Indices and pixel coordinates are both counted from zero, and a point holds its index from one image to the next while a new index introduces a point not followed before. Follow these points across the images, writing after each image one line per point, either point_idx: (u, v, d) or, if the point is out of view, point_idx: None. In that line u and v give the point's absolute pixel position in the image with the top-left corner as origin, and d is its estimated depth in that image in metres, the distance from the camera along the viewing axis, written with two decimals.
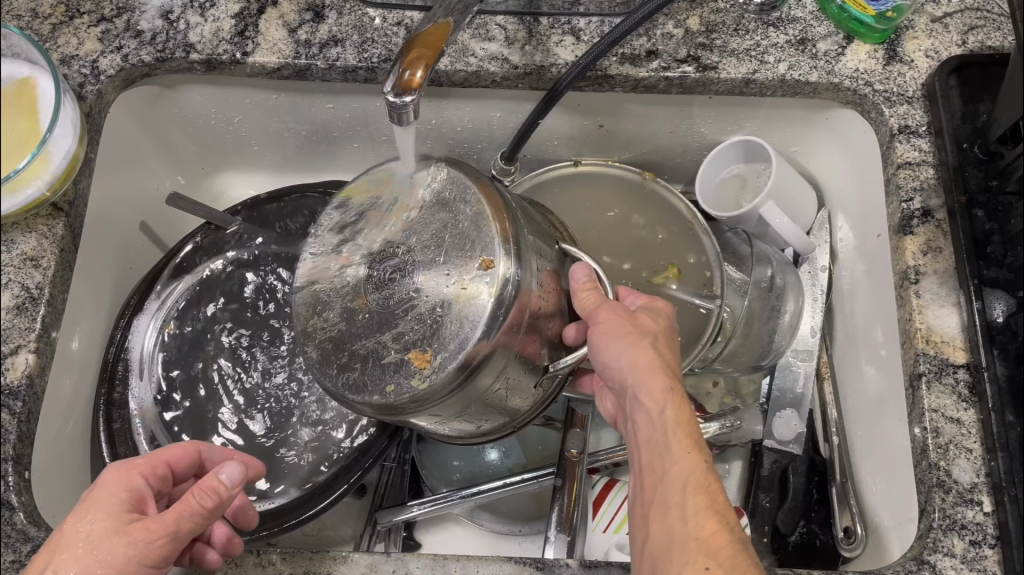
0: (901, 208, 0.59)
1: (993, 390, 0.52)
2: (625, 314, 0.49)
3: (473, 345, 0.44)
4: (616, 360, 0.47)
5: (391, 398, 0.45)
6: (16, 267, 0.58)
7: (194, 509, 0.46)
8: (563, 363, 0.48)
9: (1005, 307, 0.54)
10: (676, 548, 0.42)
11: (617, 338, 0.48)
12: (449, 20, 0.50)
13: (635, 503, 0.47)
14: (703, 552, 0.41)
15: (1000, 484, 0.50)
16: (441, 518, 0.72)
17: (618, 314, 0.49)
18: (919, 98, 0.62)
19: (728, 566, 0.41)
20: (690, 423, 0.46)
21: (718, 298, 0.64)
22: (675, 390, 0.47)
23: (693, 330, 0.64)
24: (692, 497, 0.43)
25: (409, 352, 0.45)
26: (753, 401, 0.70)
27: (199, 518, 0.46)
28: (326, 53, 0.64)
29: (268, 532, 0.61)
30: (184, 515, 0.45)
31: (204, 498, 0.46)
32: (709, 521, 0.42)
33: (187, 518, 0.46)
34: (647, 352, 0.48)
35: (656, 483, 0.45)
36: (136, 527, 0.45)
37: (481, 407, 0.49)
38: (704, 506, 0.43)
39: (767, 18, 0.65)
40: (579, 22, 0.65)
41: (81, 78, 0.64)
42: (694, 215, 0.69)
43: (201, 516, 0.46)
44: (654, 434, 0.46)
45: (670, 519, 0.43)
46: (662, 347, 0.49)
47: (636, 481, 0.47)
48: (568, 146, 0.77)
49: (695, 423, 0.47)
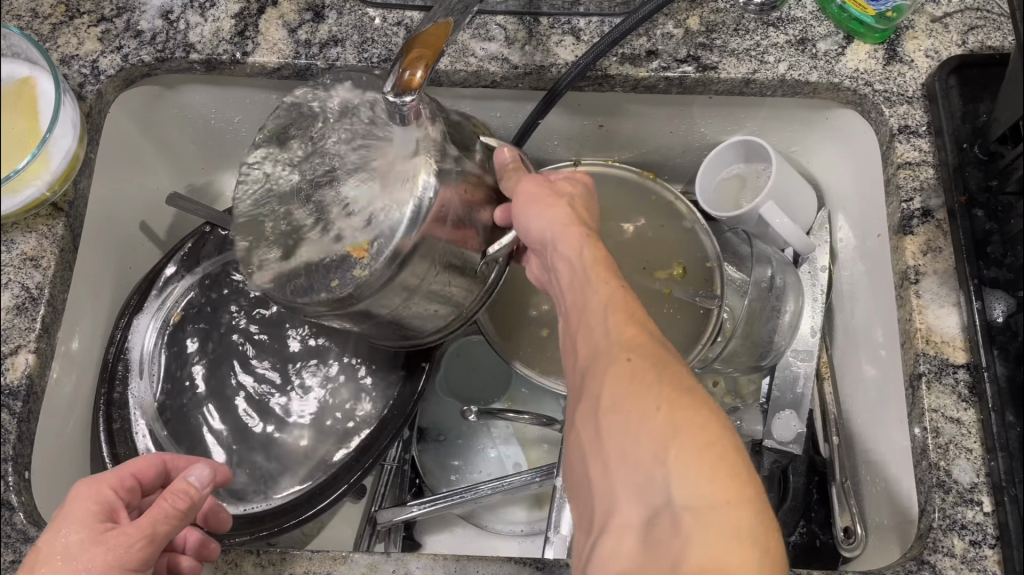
0: (901, 208, 0.59)
1: (993, 390, 0.52)
2: (540, 182, 0.50)
3: (402, 233, 0.46)
4: (534, 220, 0.48)
5: (338, 292, 0.47)
6: (17, 267, 0.58)
7: (166, 513, 0.45)
8: (499, 247, 0.51)
9: (1005, 307, 0.54)
10: (597, 361, 0.42)
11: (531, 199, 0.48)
12: (449, 20, 0.50)
13: (567, 347, 0.47)
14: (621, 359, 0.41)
15: (1000, 484, 0.50)
16: (442, 519, 0.72)
17: (532, 183, 0.50)
18: (919, 98, 0.62)
19: (647, 359, 0.41)
20: (604, 252, 0.46)
21: (717, 299, 0.65)
22: (590, 233, 0.47)
23: (692, 330, 0.65)
24: (611, 314, 0.43)
25: (349, 247, 0.47)
26: (753, 401, 0.70)
27: (174, 520, 0.46)
28: (326, 53, 0.64)
29: (268, 532, 0.61)
30: (159, 518, 0.45)
31: (176, 500, 0.46)
32: (626, 328, 0.42)
33: (162, 521, 0.45)
34: (559, 203, 0.48)
35: (578, 313, 0.45)
36: (109, 534, 0.45)
37: (423, 298, 0.51)
38: (623, 320, 0.43)
39: (766, 18, 0.65)
40: (579, 22, 0.65)
41: (81, 78, 0.64)
42: (680, 197, 0.71)
43: (174, 517, 0.46)
44: (574, 274, 0.46)
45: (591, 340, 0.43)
46: (578, 201, 0.50)
47: (566, 324, 0.47)
48: (568, 146, 0.77)
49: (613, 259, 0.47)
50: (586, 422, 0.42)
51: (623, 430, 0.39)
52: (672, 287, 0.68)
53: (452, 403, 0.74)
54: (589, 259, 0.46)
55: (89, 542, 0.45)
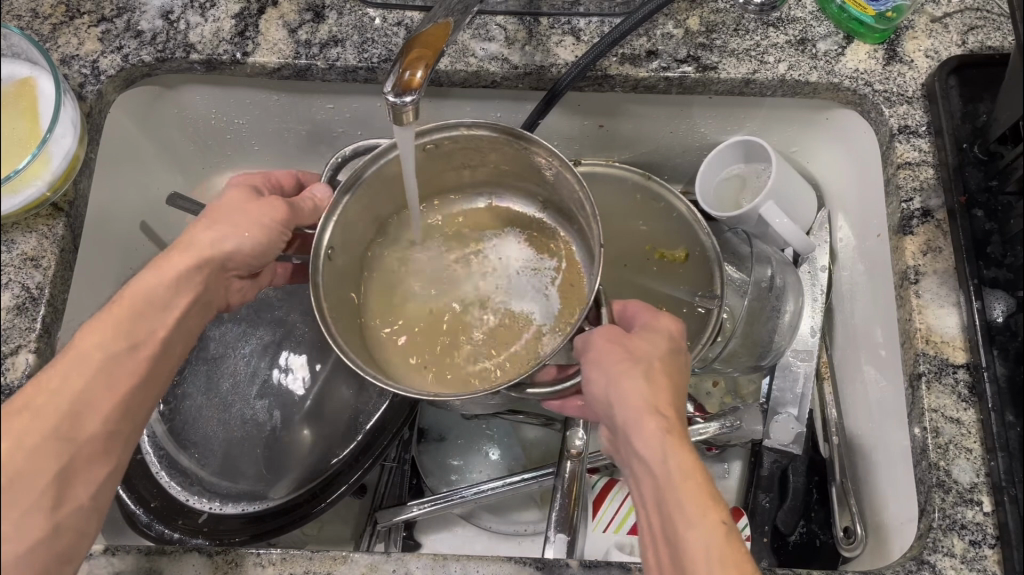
0: (901, 208, 0.59)
1: (993, 390, 0.52)
2: (617, 376, 0.48)
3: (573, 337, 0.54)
4: (613, 369, 0.48)
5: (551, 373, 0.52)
6: (17, 267, 0.58)
7: (238, 201, 0.53)
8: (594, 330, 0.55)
9: (1005, 307, 0.54)
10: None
11: (630, 381, 0.47)
12: (449, 20, 0.50)
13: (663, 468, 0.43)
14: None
15: (1000, 484, 0.50)
16: (441, 518, 0.72)
17: (601, 377, 0.48)
18: (919, 98, 0.62)
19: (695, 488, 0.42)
20: (702, 477, 0.43)
21: (717, 298, 0.63)
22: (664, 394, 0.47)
23: (692, 331, 0.65)
24: (721, 570, 0.39)
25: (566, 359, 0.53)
26: (753, 401, 0.71)
27: (213, 239, 0.50)
28: (326, 53, 0.65)
29: (268, 533, 0.63)
30: (227, 262, 0.51)
31: (273, 205, 0.53)
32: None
33: (151, 305, 0.46)
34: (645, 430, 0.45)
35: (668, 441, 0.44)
36: (169, 251, 0.49)
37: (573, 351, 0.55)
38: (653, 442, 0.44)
39: (767, 18, 0.65)
40: (579, 21, 0.65)
41: (81, 78, 0.64)
42: (646, 173, 0.68)
43: (249, 220, 0.52)
44: (621, 405, 0.47)
45: None
46: (663, 399, 0.47)
47: (650, 544, 0.44)
48: (568, 146, 0.77)
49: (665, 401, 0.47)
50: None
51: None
52: (660, 249, 0.71)
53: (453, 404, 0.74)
54: (669, 486, 0.43)
55: (250, 244, 0.51)
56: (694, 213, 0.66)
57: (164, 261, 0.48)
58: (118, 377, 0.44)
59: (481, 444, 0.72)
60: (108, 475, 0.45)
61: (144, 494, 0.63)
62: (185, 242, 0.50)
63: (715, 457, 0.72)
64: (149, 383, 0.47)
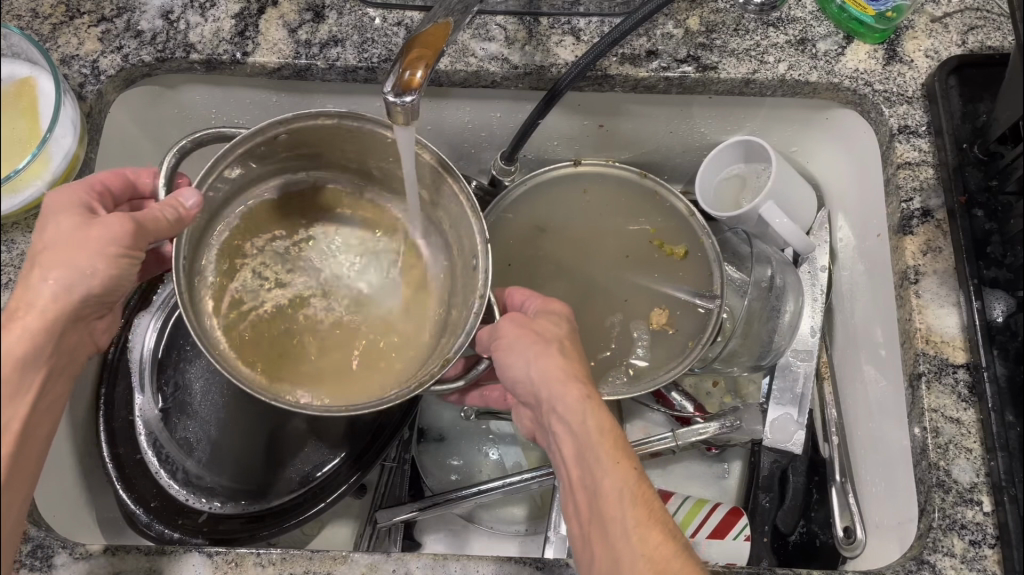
0: (901, 208, 0.59)
1: (993, 390, 0.52)
2: (527, 347, 0.50)
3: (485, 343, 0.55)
4: (524, 346, 0.51)
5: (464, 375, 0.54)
6: (17, 267, 0.58)
7: (72, 230, 0.46)
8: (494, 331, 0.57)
9: (1005, 307, 0.54)
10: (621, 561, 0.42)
11: (539, 352, 0.50)
12: (449, 20, 0.50)
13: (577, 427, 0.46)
14: (656, 566, 0.41)
15: (1000, 484, 0.50)
16: (441, 519, 0.72)
17: (514, 351, 0.51)
18: (919, 98, 0.62)
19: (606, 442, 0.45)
20: (615, 433, 0.46)
21: (717, 299, 0.65)
22: (572, 361, 0.50)
23: (694, 328, 0.66)
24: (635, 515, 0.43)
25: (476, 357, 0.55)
26: (753, 401, 0.71)
27: (59, 285, 0.45)
28: (326, 53, 0.65)
29: (269, 532, 0.63)
30: (79, 310, 0.46)
31: (112, 222, 0.46)
32: (650, 524, 0.43)
33: (2, 398, 0.42)
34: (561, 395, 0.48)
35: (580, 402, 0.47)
36: (6, 322, 0.43)
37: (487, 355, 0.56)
38: (568, 405, 0.47)
39: (766, 18, 0.65)
40: (579, 22, 0.65)
41: (81, 78, 0.64)
42: (643, 171, 0.70)
43: (89, 250, 0.46)
44: (534, 376, 0.49)
45: (615, 540, 0.43)
46: (575, 366, 0.50)
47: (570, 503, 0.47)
48: (569, 146, 0.77)
49: (574, 366, 0.50)
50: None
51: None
52: (662, 236, 0.71)
53: (453, 404, 0.74)
54: (586, 446, 0.45)
55: (100, 279, 0.46)
56: (689, 207, 0.68)
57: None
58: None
59: (481, 445, 0.72)
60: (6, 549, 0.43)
61: (144, 494, 0.62)
62: (24, 300, 0.44)
63: (715, 457, 0.72)
64: (11, 489, 0.42)
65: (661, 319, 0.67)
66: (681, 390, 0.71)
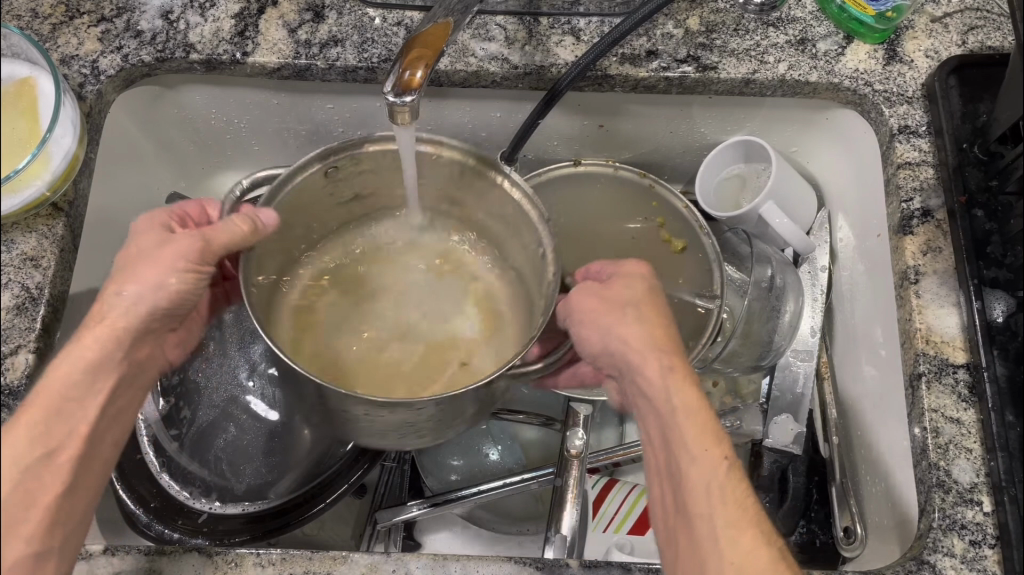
0: (901, 208, 0.59)
1: (993, 390, 0.52)
2: (614, 329, 0.51)
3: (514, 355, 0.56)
4: (614, 325, 0.51)
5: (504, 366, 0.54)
6: (16, 267, 0.58)
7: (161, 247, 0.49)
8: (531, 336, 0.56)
9: (1005, 307, 0.54)
10: (707, 557, 0.43)
11: (627, 333, 0.50)
12: (449, 20, 0.50)
13: (668, 414, 0.47)
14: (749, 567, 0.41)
15: (1000, 484, 0.50)
16: (441, 518, 0.72)
17: (600, 329, 0.51)
18: (919, 98, 0.62)
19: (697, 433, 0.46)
20: (705, 417, 0.47)
21: (717, 299, 0.64)
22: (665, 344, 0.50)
23: (692, 330, 0.66)
24: (722, 508, 0.43)
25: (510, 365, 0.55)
26: (753, 401, 0.70)
27: (141, 297, 0.48)
28: (326, 53, 0.65)
29: (267, 533, 0.63)
30: (148, 325, 0.49)
31: (182, 241, 0.49)
32: (743, 518, 0.43)
33: (69, 400, 0.45)
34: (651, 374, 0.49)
35: (667, 394, 0.48)
36: (86, 327, 0.47)
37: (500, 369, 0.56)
38: (662, 390, 0.48)
39: (766, 18, 0.65)
40: (579, 22, 0.65)
41: (81, 78, 0.63)
42: (642, 171, 0.70)
43: (159, 269, 0.48)
44: (624, 359, 0.50)
45: (700, 532, 0.43)
46: (660, 343, 0.50)
47: (658, 486, 0.48)
48: (569, 146, 0.77)
49: (669, 347, 0.50)
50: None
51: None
52: (669, 231, 0.71)
53: None
54: (675, 428, 0.47)
55: (169, 294, 0.48)
56: (682, 198, 0.67)
57: (79, 341, 0.46)
58: (55, 465, 0.44)
59: (481, 445, 0.72)
60: (70, 536, 0.45)
61: (144, 494, 0.63)
62: (100, 312, 0.48)
63: None
64: (82, 479, 0.46)
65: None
66: None
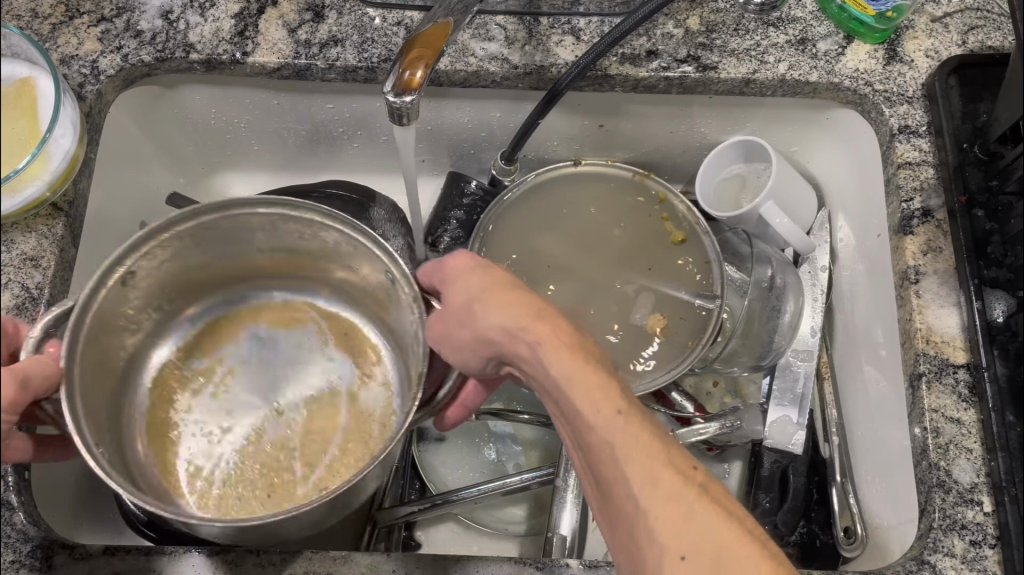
0: (901, 208, 0.59)
1: (993, 390, 0.52)
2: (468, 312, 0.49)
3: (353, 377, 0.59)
4: (480, 325, 0.48)
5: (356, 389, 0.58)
6: (16, 267, 0.57)
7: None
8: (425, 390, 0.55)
9: (1005, 307, 0.54)
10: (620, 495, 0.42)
11: (479, 310, 0.48)
12: (449, 20, 0.49)
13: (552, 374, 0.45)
14: (667, 496, 0.40)
15: (1000, 484, 0.50)
16: (441, 517, 0.72)
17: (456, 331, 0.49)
18: (919, 98, 0.62)
19: (594, 394, 0.43)
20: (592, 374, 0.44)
21: (718, 299, 0.65)
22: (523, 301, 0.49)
23: (692, 331, 0.65)
24: (630, 454, 0.42)
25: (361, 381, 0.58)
26: (753, 401, 0.70)
27: None
28: (326, 53, 0.65)
29: None
30: None
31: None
32: (659, 468, 0.41)
33: None
34: (472, 313, 0.49)
35: (548, 377, 0.45)
36: None
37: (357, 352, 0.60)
38: (549, 354, 0.45)
39: (766, 18, 0.65)
40: (579, 21, 0.65)
41: (81, 78, 0.63)
42: (640, 171, 0.71)
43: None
44: (496, 340, 0.48)
45: (613, 483, 0.42)
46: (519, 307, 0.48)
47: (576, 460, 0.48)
48: (568, 146, 0.77)
49: (524, 301, 0.49)
50: (625, 562, 0.43)
51: (672, 572, 0.39)
52: (670, 225, 0.70)
53: None
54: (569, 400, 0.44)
55: None
56: (679, 197, 0.69)
57: None
58: None
59: (481, 444, 0.72)
60: None
61: None
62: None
63: (714, 457, 0.72)
64: None
65: (659, 324, 0.66)
66: (681, 390, 0.71)
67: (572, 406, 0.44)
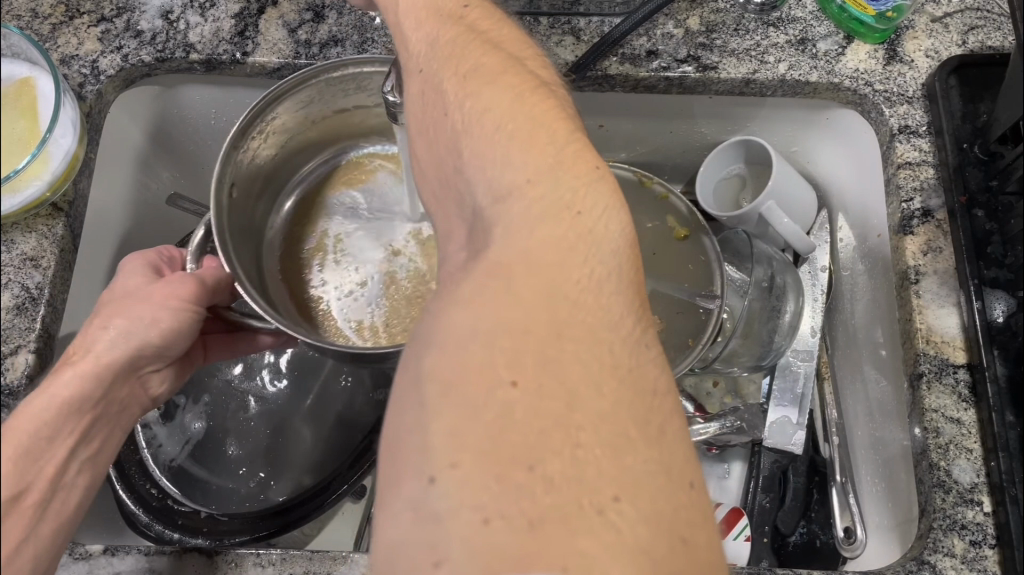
0: (901, 208, 0.59)
1: (993, 390, 0.52)
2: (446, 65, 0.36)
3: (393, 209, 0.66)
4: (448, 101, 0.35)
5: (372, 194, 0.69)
6: (17, 267, 0.57)
7: (130, 289, 0.51)
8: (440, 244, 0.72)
9: (1006, 307, 0.53)
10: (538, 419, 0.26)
11: (460, 94, 0.35)
12: None
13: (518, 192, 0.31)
14: (588, 406, 0.27)
15: (1000, 484, 0.50)
16: None
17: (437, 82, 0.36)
18: (919, 98, 0.62)
19: (567, 233, 0.30)
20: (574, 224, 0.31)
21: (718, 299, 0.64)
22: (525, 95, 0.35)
23: (692, 331, 0.65)
24: (568, 344, 0.28)
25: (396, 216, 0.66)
26: (753, 401, 0.70)
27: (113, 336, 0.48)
28: (326, 53, 0.65)
29: (268, 533, 0.62)
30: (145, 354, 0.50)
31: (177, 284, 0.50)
32: (603, 378, 0.28)
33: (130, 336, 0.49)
34: (445, 84, 0.36)
35: (511, 189, 0.32)
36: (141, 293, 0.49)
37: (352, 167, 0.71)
38: (522, 161, 0.32)
39: (767, 18, 0.65)
40: (580, 21, 0.65)
41: (81, 78, 0.63)
42: (638, 170, 0.71)
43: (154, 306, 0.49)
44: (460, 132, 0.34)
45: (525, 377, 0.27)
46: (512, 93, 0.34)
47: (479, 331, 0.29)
48: None
49: (526, 99, 0.35)
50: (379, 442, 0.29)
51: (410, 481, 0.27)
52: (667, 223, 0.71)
53: None
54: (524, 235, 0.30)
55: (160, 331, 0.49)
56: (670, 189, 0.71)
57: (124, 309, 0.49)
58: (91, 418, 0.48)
59: None
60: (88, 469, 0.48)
61: (144, 494, 0.62)
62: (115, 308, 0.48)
63: (714, 457, 0.72)
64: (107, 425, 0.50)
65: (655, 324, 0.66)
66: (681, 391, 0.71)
67: (536, 200, 0.31)
